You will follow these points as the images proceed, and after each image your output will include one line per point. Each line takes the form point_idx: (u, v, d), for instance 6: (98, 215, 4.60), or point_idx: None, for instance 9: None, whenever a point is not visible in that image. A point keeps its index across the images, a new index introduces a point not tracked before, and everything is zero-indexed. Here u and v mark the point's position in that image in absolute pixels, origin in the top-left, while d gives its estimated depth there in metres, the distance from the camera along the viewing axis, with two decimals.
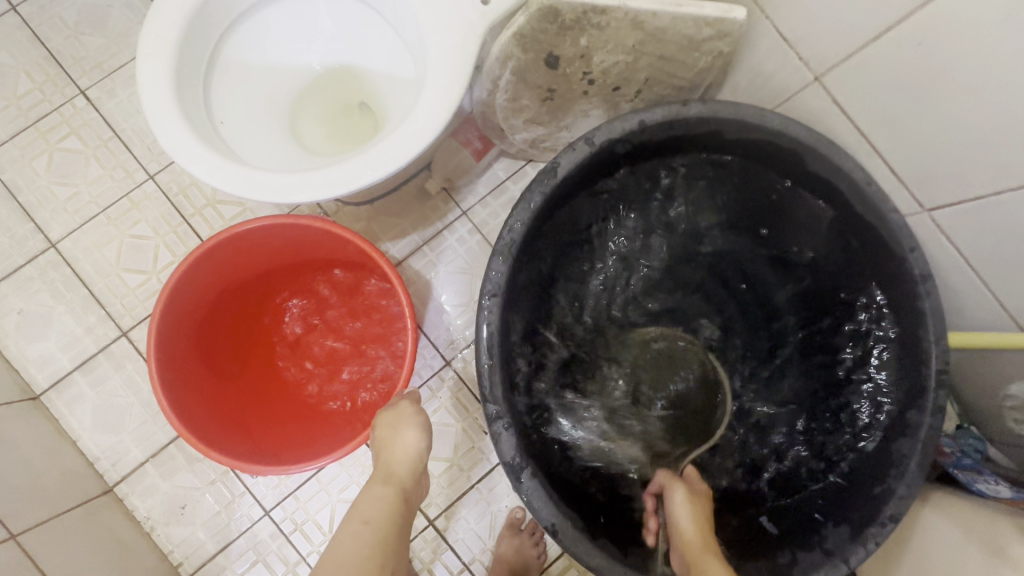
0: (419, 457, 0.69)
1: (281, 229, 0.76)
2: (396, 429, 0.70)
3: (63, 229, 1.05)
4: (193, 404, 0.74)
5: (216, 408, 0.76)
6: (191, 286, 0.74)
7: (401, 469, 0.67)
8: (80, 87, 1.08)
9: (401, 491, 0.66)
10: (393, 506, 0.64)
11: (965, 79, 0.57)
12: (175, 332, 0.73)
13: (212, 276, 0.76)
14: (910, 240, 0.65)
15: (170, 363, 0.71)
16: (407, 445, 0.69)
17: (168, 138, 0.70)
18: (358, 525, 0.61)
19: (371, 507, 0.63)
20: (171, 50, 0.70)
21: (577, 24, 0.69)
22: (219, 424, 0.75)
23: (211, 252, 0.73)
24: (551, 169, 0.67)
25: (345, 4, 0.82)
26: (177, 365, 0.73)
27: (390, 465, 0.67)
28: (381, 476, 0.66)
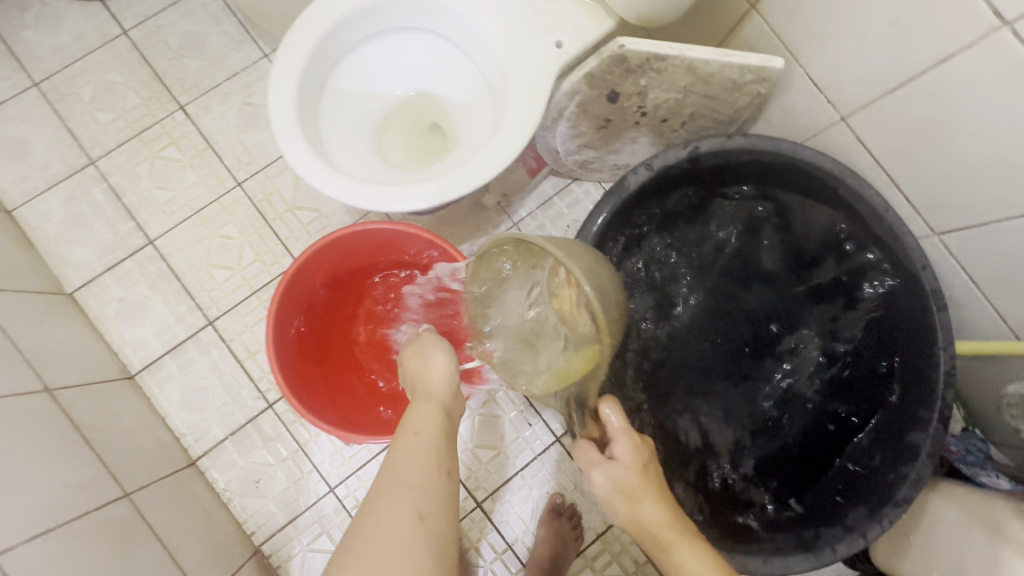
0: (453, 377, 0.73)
1: (377, 234, 0.88)
2: (425, 356, 0.74)
3: (160, 228, 1.18)
4: (301, 386, 0.85)
5: (314, 385, 0.88)
6: (295, 285, 0.85)
7: (438, 389, 0.70)
8: (179, 104, 1.22)
9: (444, 406, 0.68)
10: (439, 419, 0.66)
11: (970, 125, 0.68)
12: (285, 317, 0.85)
13: (307, 276, 0.87)
14: (922, 258, 0.76)
15: (283, 345, 0.84)
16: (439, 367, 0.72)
17: (289, 153, 0.82)
18: (410, 436, 0.63)
19: (420, 420, 0.65)
20: (296, 79, 0.83)
21: (640, 67, 0.81)
22: (316, 399, 0.86)
23: (318, 251, 0.86)
24: (619, 187, 0.78)
25: (432, 43, 0.95)
26: (288, 352, 0.85)
27: (427, 387, 0.70)
28: (423, 395, 0.69)
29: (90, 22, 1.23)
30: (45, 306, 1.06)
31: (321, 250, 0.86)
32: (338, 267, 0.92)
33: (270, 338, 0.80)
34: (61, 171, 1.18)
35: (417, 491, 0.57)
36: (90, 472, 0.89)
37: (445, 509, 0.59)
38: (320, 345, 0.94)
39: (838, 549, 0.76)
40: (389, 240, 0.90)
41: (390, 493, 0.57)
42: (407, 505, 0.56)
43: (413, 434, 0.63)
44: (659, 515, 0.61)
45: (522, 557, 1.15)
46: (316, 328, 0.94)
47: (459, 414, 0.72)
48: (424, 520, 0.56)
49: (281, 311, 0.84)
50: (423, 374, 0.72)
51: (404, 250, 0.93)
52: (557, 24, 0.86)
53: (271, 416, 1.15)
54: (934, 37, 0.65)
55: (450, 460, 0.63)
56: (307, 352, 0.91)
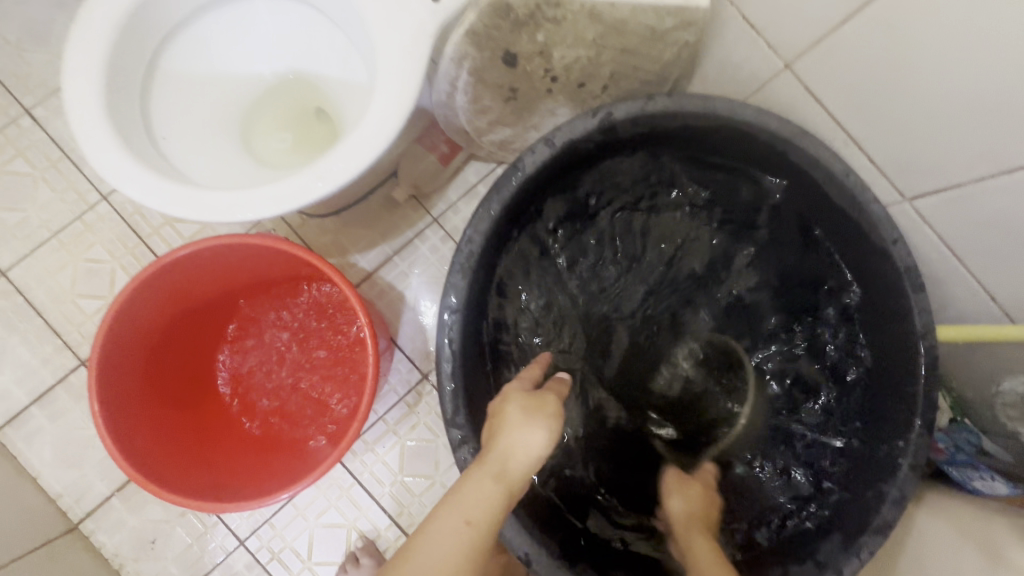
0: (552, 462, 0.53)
1: (231, 252, 0.72)
2: (526, 424, 0.53)
3: (13, 256, 1.00)
4: (149, 448, 0.70)
5: (163, 442, 0.72)
6: (127, 325, 0.69)
7: (520, 471, 0.51)
8: (25, 107, 1.03)
9: (508, 499, 0.50)
10: (502, 513, 0.50)
11: (938, 59, 0.53)
12: (121, 360, 0.70)
13: (144, 312, 0.71)
14: (892, 231, 0.62)
15: (116, 402, 0.68)
16: (531, 443, 0.52)
17: (99, 159, 0.65)
18: (456, 528, 0.48)
19: (475, 505, 0.49)
20: (100, 63, 0.65)
21: (531, 18, 0.66)
22: (166, 457, 0.71)
23: (153, 278, 0.69)
24: (513, 169, 0.62)
25: (290, 9, 0.78)
26: (125, 409, 0.69)
27: (506, 461, 0.51)
28: (494, 472, 0.50)
29: None
30: None
31: (158, 278, 0.69)
32: (195, 294, 0.76)
33: (91, 393, 0.64)
34: None
35: None
36: None
37: None
38: (185, 386, 0.80)
39: None
40: (247, 256, 0.74)
41: None
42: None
43: (460, 525, 0.48)
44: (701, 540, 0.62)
45: None
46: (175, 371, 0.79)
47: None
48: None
49: (110, 360, 0.68)
50: (514, 439, 0.52)
51: (270, 266, 0.77)
52: None
53: None
54: None
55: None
56: (163, 397, 0.76)
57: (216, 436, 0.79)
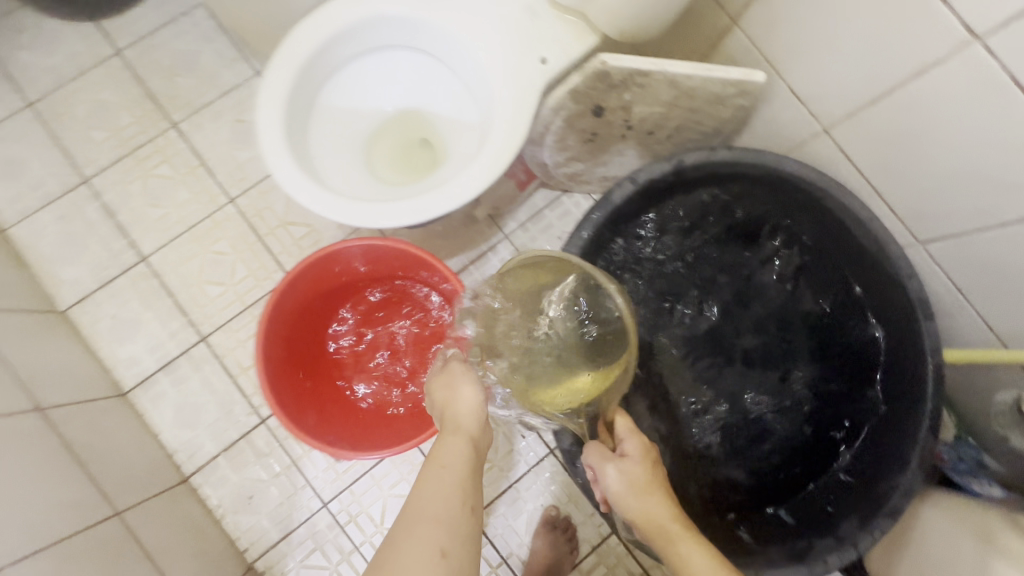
0: (484, 410, 0.69)
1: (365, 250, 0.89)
2: (453, 388, 0.69)
3: (153, 244, 1.19)
4: (292, 404, 0.85)
5: (301, 402, 0.88)
6: (284, 304, 0.86)
7: (470, 423, 0.68)
8: (172, 121, 1.23)
9: (473, 443, 0.67)
10: (467, 453, 0.66)
11: (947, 135, 0.69)
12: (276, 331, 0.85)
13: (295, 294, 0.88)
14: (907, 267, 0.77)
15: (273, 363, 0.84)
16: (468, 401, 0.68)
17: (277, 172, 0.83)
18: (438, 470, 0.64)
19: (450, 454, 0.65)
20: (284, 99, 0.84)
21: (624, 82, 0.83)
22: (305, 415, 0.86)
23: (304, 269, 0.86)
24: (604, 199, 0.79)
25: (419, 60, 0.97)
26: (277, 370, 0.85)
27: (457, 417, 0.67)
28: (451, 430, 0.67)
29: (84, 43, 1.25)
30: (37, 324, 1.06)
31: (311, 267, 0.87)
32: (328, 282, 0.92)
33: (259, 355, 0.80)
34: (55, 190, 1.19)
35: (442, 526, 0.59)
36: (80, 492, 0.89)
37: (467, 545, 0.60)
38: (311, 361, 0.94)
39: (830, 560, 0.75)
40: (376, 255, 0.90)
41: (414, 528, 0.59)
42: (431, 541, 0.58)
43: (440, 468, 0.64)
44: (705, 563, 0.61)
45: (517, 571, 1.14)
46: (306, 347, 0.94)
47: (487, 443, 0.70)
48: (447, 557, 0.57)
49: (271, 330, 0.84)
50: (452, 409, 0.68)
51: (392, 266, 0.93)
52: (541, 40, 0.87)
53: (264, 432, 1.15)
54: (911, 50, 0.66)
55: (473, 494, 0.64)
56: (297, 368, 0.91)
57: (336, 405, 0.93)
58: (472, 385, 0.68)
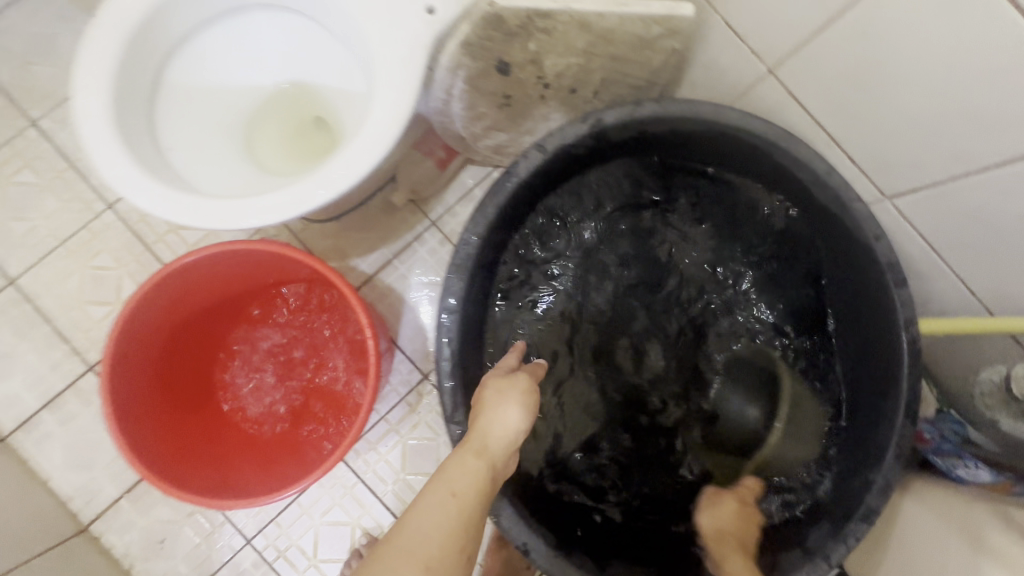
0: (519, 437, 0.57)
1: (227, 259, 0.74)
2: (502, 401, 0.58)
3: (22, 264, 1.03)
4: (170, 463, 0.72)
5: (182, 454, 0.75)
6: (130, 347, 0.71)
7: (499, 446, 0.54)
8: (30, 118, 1.05)
9: (492, 470, 0.52)
10: (486, 483, 0.51)
11: (911, 64, 0.56)
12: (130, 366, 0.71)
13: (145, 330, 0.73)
14: (873, 228, 0.64)
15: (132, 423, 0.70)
16: (508, 421, 0.56)
17: (107, 169, 0.67)
18: (444, 499, 0.48)
19: (462, 478, 0.50)
20: (109, 78, 0.67)
21: (523, 29, 0.67)
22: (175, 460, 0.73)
23: (159, 288, 0.71)
24: (507, 174, 0.65)
25: (290, 22, 0.80)
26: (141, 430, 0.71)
27: (487, 437, 0.54)
28: (475, 447, 0.53)
29: None
30: None
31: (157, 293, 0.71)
32: (199, 296, 0.78)
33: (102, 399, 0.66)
34: None
35: None
36: None
37: None
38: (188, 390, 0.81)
39: None
40: (249, 261, 0.76)
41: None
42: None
43: (448, 496, 0.48)
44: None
45: None
46: (181, 385, 0.80)
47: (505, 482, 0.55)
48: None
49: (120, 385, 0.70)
50: (492, 423, 0.55)
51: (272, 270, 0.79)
52: None
53: None
54: None
55: (473, 543, 0.47)
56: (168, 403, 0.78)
57: (222, 438, 0.81)
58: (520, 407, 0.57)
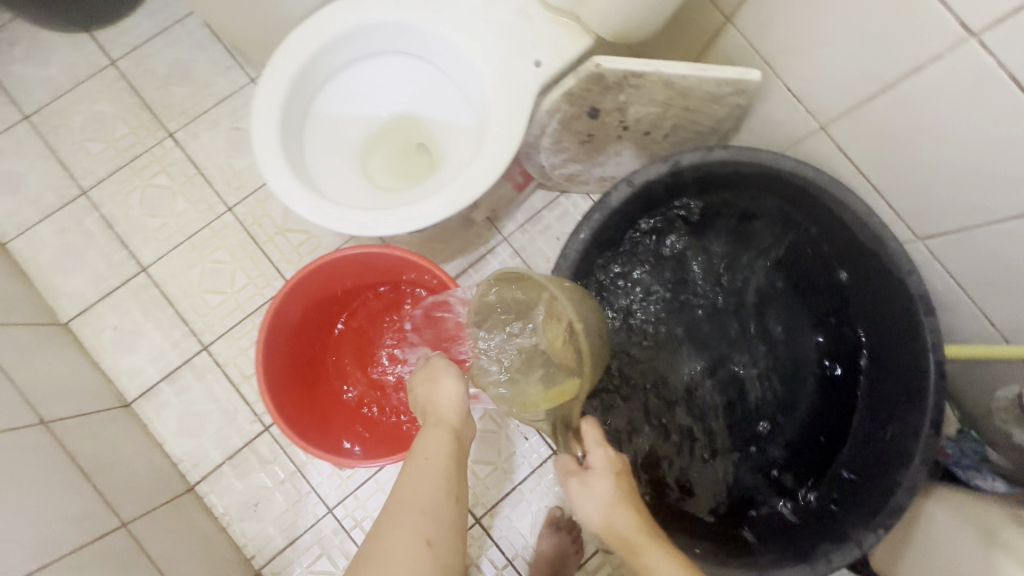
0: (462, 402, 0.72)
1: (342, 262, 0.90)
2: (435, 381, 0.73)
3: (153, 255, 1.19)
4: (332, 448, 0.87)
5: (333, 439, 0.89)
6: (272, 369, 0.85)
7: (452, 415, 0.70)
8: (168, 131, 1.23)
9: (453, 430, 0.68)
10: (451, 444, 0.67)
11: (943, 132, 0.69)
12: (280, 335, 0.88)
13: (276, 350, 0.87)
14: (907, 263, 0.76)
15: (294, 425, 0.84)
16: (450, 395, 0.71)
17: (273, 180, 0.83)
18: (421, 462, 0.64)
19: (432, 446, 0.66)
20: (278, 109, 0.84)
21: (617, 84, 0.82)
22: (308, 426, 0.88)
23: (301, 279, 0.88)
24: (601, 202, 0.79)
25: (414, 66, 0.96)
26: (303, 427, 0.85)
27: (438, 411, 0.69)
28: (433, 421, 0.68)
29: (80, 54, 1.25)
30: (40, 337, 1.07)
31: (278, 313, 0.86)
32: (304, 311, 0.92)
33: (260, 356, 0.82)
34: (53, 202, 1.19)
35: (428, 515, 0.60)
36: (86, 503, 0.89)
37: (450, 535, 0.60)
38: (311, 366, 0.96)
39: (833, 559, 0.75)
40: (364, 265, 0.91)
41: (398, 523, 0.59)
42: (418, 531, 0.58)
43: (423, 461, 0.64)
44: (630, 524, 0.59)
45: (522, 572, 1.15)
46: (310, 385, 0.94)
47: (469, 439, 0.71)
48: (433, 547, 0.58)
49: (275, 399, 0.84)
50: (433, 400, 0.71)
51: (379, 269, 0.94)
52: (534, 43, 0.87)
53: (267, 439, 1.15)
54: (905, 48, 0.66)
55: (457, 484, 0.64)
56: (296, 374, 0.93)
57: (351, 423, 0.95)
58: (451, 378, 0.72)
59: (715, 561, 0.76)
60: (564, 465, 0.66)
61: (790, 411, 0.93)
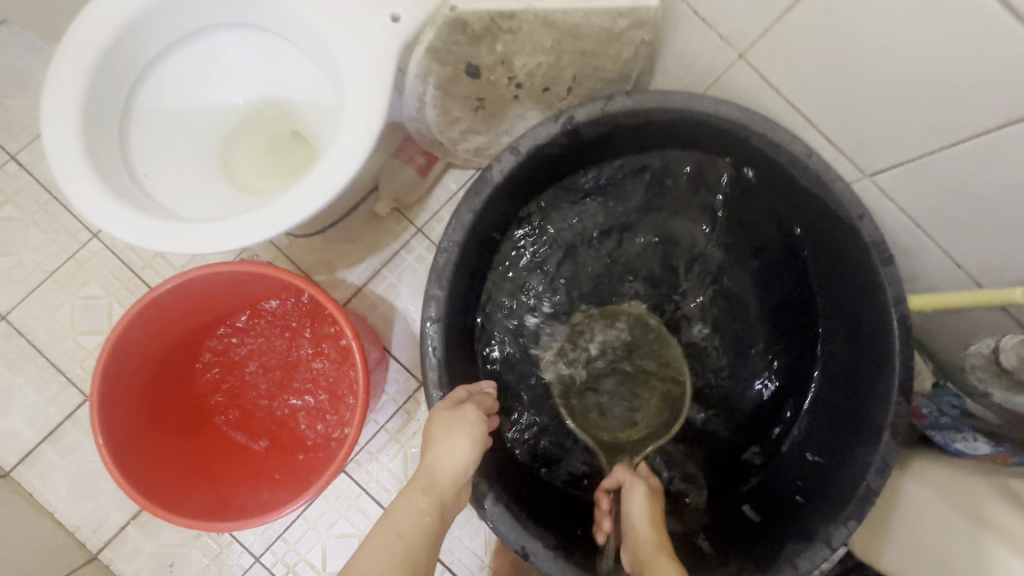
0: (467, 470, 0.61)
1: (176, 300, 0.75)
2: (448, 435, 0.61)
3: (12, 299, 1.03)
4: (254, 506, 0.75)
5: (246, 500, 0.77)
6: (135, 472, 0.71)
7: (446, 481, 0.59)
8: (9, 152, 1.05)
9: (440, 504, 0.58)
10: (431, 518, 0.56)
11: (880, 41, 0.55)
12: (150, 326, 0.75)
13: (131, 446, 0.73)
14: (857, 205, 0.63)
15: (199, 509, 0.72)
16: (456, 456, 0.60)
17: (81, 199, 0.67)
18: (391, 539, 0.54)
19: (405, 517, 0.56)
20: (76, 109, 0.67)
21: (487, 31, 0.67)
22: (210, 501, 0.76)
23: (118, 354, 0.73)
24: (482, 179, 0.64)
25: (257, 39, 0.80)
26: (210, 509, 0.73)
27: (432, 474, 0.59)
28: (422, 485, 0.58)
29: None
30: None
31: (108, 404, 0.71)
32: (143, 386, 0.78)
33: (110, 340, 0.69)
34: None
35: None
36: None
37: None
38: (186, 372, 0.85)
39: (802, 567, 0.63)
40: (212, 288, 0.77)
41: None
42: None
43: (395, 536, 0.54)
44: None
45: None
46: (190, 454, 0.81)
47: (457, 508, 0.61)
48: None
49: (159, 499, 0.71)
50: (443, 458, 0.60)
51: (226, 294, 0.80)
52: None
53: None
54: None
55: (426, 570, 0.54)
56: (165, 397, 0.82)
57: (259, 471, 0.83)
58: (465, 440, 0.61)
59: None
60: (605, 483, 0.73)
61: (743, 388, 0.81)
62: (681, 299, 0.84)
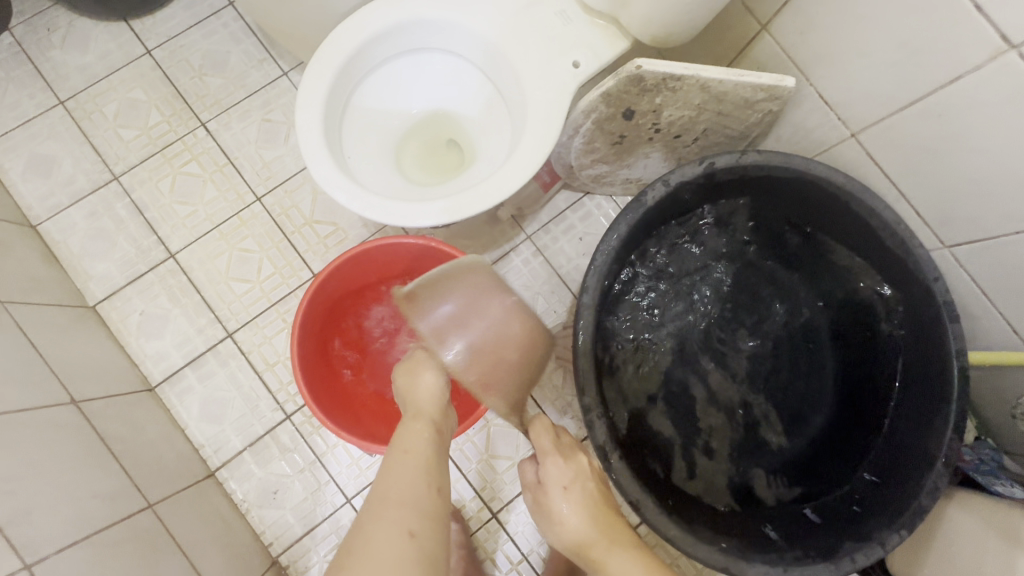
0: (442, 394, 0.73)
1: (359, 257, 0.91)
2: (413, 373, 0.73)
3: (181, 241, 1.20)
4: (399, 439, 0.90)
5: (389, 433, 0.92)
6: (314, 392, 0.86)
7: (428, 407, 0.71)
8: (201, 120, 1.25)
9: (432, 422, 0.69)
10: (429, 439, 0.67)
11: (978, 142, 0.70)
12: (365, 258, 0.92)
13: (309, 372, 0.87)
14: (935, 268, 0.78)
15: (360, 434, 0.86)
16: (427, 385, 0.72)
17: (315, 169, 0.85)
18: (400, 455, 0.64)
19: (410, 439, 0.66)
20: (322, 97, 0.86)
21: (656, 87, 0.84)
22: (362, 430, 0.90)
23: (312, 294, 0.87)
24: (638, 201, 0.80)
25: (451, 63, 0.98)
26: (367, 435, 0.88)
27: (416, 403, 0.71)
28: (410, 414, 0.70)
29: (116, 42, 1.27)
30: (69, 318, 1.08)
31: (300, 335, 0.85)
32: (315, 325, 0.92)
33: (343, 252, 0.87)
34: (84, 187, 1.21)
35: (405, 507, 0.58)
36: (115, 482, 0.90)
37: (436, 525, 0.59)
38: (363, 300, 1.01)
39: (858, 559, 0.76)
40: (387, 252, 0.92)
41: (382, 510, 0.58)
42: (398, 522, 0.56)
43: (401, 453, 0.64)
44: (621, 562, 0.62)
45: (538, 568, 1.15)
46: (340, 389, 0.94)
47: (451, 431, 0.72)
48: (415, 539, 0.56)
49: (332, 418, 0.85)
50: (412, 392, 0.73)
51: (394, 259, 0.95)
52: (572, 45, 0.89)
53: (289, 428, 1.16)
54: (944, 59, 0.68)
55: (440, 475, 0.64)
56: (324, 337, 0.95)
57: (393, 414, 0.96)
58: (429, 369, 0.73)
59: (743, 553, 0.76)
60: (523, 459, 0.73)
61: (815, 412, 0.94)
62: (774, 326, 0.97)
